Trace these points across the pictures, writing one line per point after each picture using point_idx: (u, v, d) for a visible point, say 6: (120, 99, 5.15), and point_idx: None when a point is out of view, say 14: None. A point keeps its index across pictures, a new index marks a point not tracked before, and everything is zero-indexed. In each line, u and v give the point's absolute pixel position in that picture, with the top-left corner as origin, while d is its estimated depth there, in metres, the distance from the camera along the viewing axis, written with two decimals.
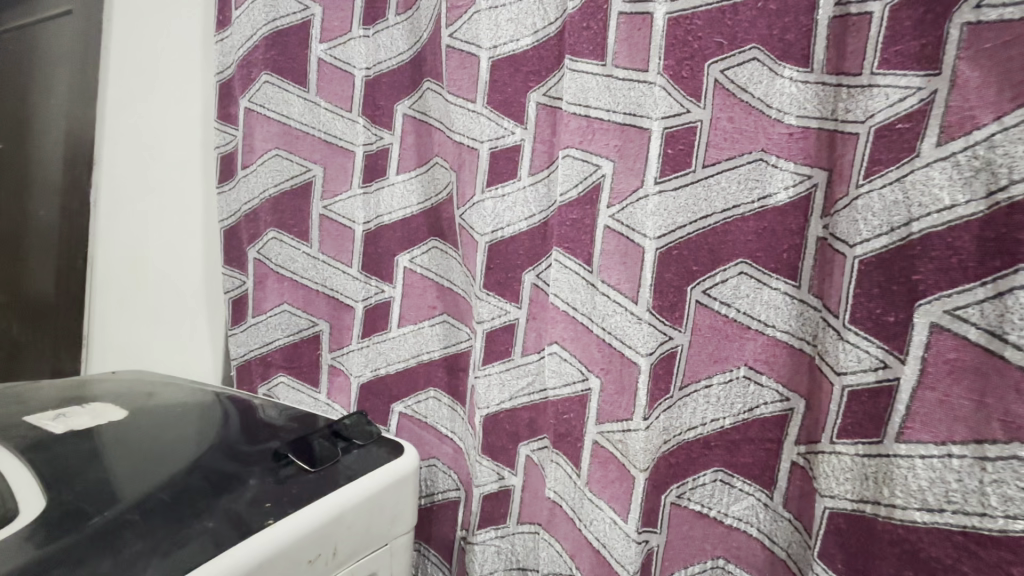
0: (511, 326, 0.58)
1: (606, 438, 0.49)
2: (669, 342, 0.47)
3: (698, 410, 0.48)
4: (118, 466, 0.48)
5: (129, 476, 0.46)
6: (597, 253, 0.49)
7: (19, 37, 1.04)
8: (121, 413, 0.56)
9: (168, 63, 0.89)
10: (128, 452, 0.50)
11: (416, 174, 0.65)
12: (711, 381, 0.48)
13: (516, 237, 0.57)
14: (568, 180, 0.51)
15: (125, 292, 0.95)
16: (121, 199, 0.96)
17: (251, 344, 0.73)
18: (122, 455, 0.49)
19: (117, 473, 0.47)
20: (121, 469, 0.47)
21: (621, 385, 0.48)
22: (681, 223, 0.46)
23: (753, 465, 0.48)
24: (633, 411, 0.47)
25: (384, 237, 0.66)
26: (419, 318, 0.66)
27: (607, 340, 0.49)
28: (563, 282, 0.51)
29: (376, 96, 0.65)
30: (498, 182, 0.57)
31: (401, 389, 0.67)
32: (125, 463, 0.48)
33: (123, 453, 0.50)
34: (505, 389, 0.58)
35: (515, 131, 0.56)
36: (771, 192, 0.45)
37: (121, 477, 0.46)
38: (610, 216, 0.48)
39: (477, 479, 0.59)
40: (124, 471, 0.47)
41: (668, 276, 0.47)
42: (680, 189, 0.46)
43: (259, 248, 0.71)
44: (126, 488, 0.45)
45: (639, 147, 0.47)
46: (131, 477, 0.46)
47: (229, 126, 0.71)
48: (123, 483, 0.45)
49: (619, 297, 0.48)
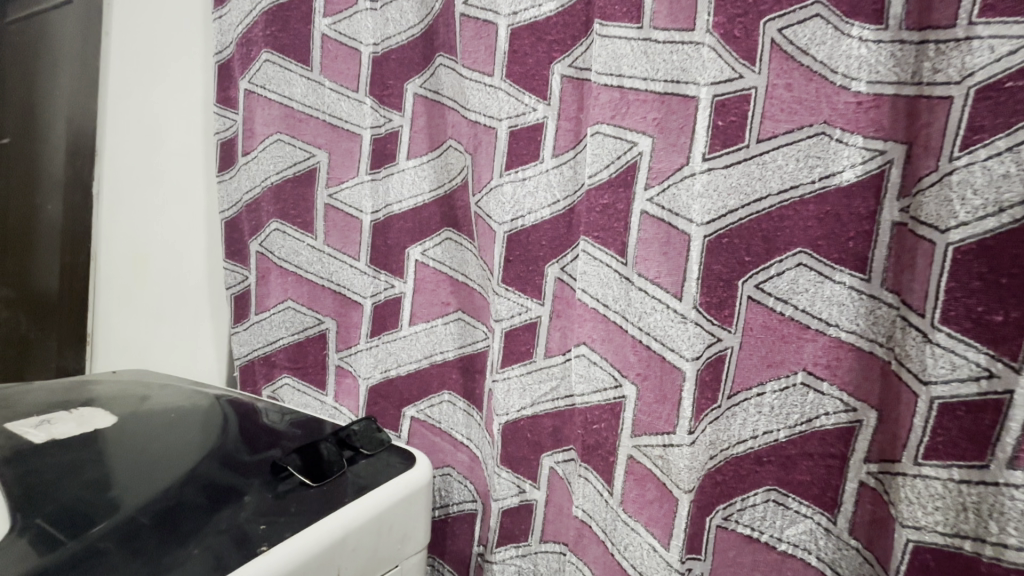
0: (532, 325, 0.52)
1: (644, 453, 0.43)
2: (716, 343, 0.41)
3: (748, 422, 0.42)
4: (108, 479, 0.43)
5: (119, 491, 0.42)
6: (632, 242, 0.44)
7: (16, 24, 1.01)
8: (111, 420, 0.52)
9: (167, 46, 0.85)
10: (119, 464, 0.46)
11: (427, 158, 0.60)
12: (763, 389, 0.42)
13: (538, 226, 0.51)
14: (597, 160, 0.45)
15: (128, 288, 0.91)
16: (124, 191, 0.92)
17: (254, 344, 0.69)
18: (113, 467, 0.45)
19: (106, 487, 0.42)
20: (111, 483, 0.43)
21: (660, 393, 0.42)
22: (731, 207, 0.40)
23: (812, 485, 0.42)
24: (675, 423, 0.41)
25: (394, 228, 0.61)
26: (432, 315, 0.61)
27: (644, 341, 0.43)
28: (592, 276, 0.45)
29: (384, 74, 0.60)
30: (518, 165, 0.51)
31: (414, 392, 0.62)
32: (116, 475, 0.44)
33: (113, 464, 0.45)
34: (527, 394, 0.52)
35: (537, 108, 0.50)
36: (836, 170, 0.39)
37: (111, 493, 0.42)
38: (648, 199, 0.42)
39: (495, 493, 0.54)
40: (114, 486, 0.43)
41: (716, 268, 0.41)
42: (730, 167, 0.40)
43: (262, 240, 0.66)
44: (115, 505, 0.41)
45: (683, 119, 0.41)
46: (122, 492, 0.42)
47: (228, 110, 0.66)
48: (113, 499, 0.41)
49: (659, 292, 0.42)
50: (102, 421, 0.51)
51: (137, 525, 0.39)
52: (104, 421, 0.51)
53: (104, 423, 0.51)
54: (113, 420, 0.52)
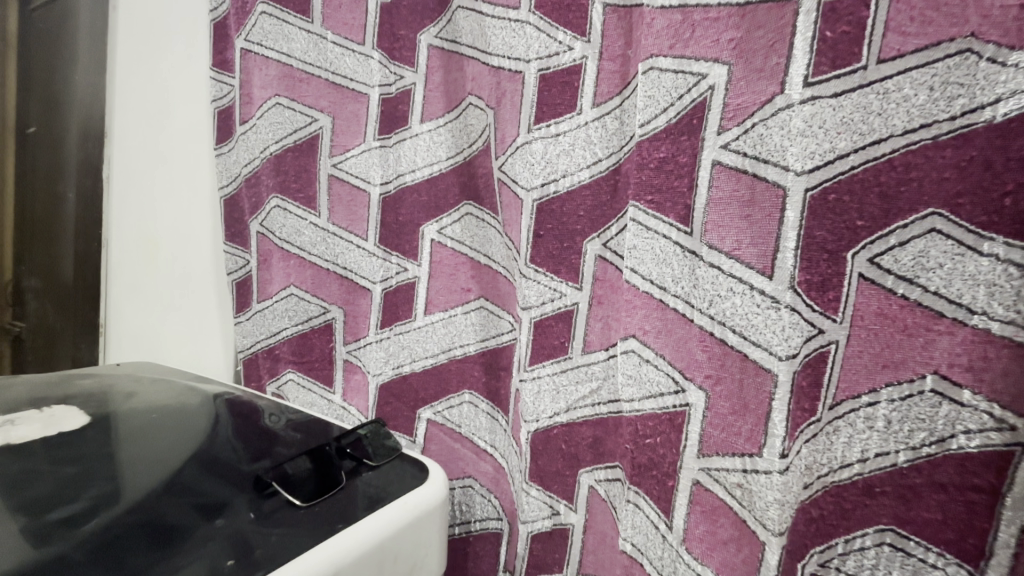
0: (568, 315, 0.43)
1: (715, 480, 0.33)
2: (817, 337, 0.32)
3: (856, 443, 0.32)
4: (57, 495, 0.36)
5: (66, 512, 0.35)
6: (700, 205, 0.33)
7: None
8: (83, 420, 0.45)
9: (169, 15, 0.78)
10: (78, 473, 0.39)
11: (443, 120, 0.51)
12: (876, 397, 0.31)
13: (575, 193, 0.41)
14: (650, 104, 0.35)
15: (138, 276, 0.87)
16: (132, 174, 0.87)
17: (257, 336, 0.62)
18: (68, 480, 0.38)
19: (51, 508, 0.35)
20: (55, 501, 0.36)
21: (738, 401, 0.33)
22: (841, 150, 0.29)
23: (946, 526, 0.30)
24: (761, 442, 0.32)
25: (407, 202, 0.53)
26: (450, 304, 0.52)
27: (715, 333, 0.33)
28: (644, 252, 0.35)
29: (394, 23, 0.51)
30: (551, 117, 0.42)
31: (430, 392, 0.54)
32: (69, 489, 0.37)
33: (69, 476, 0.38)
34: (561, 397, 0.43)
35: (573, 46, 0.41)
36: (984, 103, 0.27)
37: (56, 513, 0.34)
38: (723, 146, 0.32)
39: (524, 514, 0.46)
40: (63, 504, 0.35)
41: (818, 235, 0.31)
42: (841, 97, 0.29)
43: (263, 219, 0.60)
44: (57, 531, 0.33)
45: (772, 34, 0.31)
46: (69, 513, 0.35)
47: (224, 74, 0.60)
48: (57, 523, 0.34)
49: (737, 269, 0.32)
50: (74, 420, 0.45)
51: (75, 559, 0.31)
52: (75, 421, 0.45)
53: (74, 423, 0.45)
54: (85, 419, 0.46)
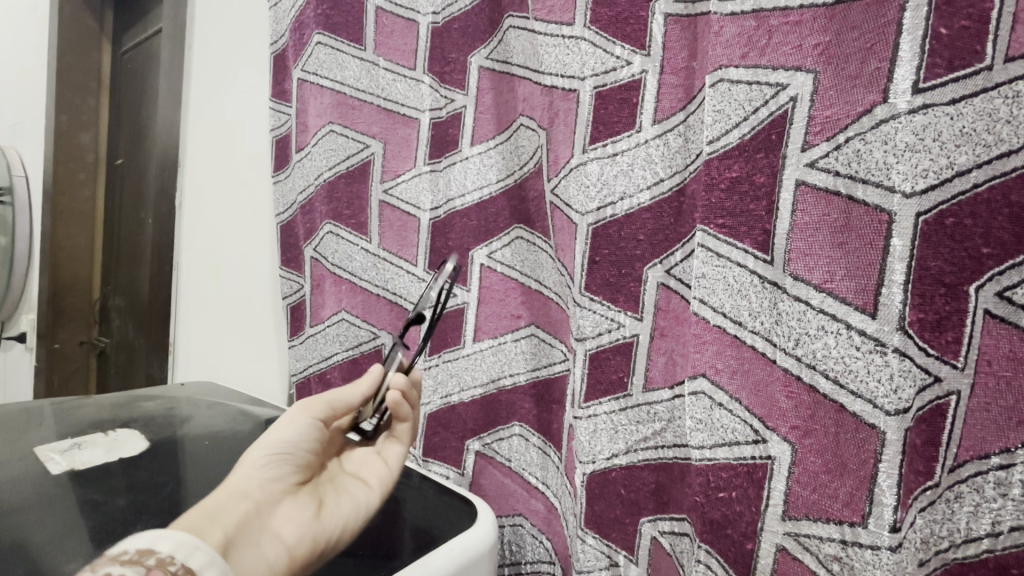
0: (626, 347, 0.39)
1: (806, 549, 0.29)
2: (933, 386, 0.26)
3: (983, 514, 0.26)
4: (244, 482, 0.36)
5: (239, 515, 0.34)
6: (782, 230, 0.30)
7: (135, 53, 1.09)
8: (392, 395, 0.42)
9: (237, 49, 0.82)
10: (297, 470, 0.39)
11: (494, 143, 0.49)
12: (1011, 459, 0.26)
13: (634, 216, 0.38)
14: (719, 120, 0.31)
15: (204, 297, 0.91)
16: (201, 201, 0.92)
17: (310, 359, 0.62)
18: (280, 475, 0.38)
19: (233, 496, 0.35)
20: (285, 525, 0.36)
21: (834, 458, 0.28)
22: (960, 165, 0.25)
23: None
24: (865, 512, 0.27)
25: (456, 227, 0.51)
26: (499, 331, 0.50)
27: (804, 378, 0.29)
28: (715, 281, 0.31)
29: (445, 47, 0.50)
30: (607, 136, 0.39)
31: (480, 423, 0.52)
32: (258, 489, 0.36)
33: (275, 459, 0.38)
34: (619, 438, 0.40)
35: (632, 61, 0.38)
36: None
37: (261, 532, 0.35)
38: (809, 163, 0.28)
39: (580, 564, 0.42)
40: (292, 542, 0.36)
41: (933, 266, 0.26)
42: (960, 103, 0.24)
43: (316, 245, 0.60)
44: (235, 537, 0.33)
45: (870, 34, 0.26)
46: (248, 516, 0.35)
47: (283, 104, 0.63)
48: (218, 514, 0.34)
49: (830, 305, 0.28)
50: (411, 423, 0.46)
51: None
52: (411, 421, 0.45)
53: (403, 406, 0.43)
54: (407, 381, 0.43)
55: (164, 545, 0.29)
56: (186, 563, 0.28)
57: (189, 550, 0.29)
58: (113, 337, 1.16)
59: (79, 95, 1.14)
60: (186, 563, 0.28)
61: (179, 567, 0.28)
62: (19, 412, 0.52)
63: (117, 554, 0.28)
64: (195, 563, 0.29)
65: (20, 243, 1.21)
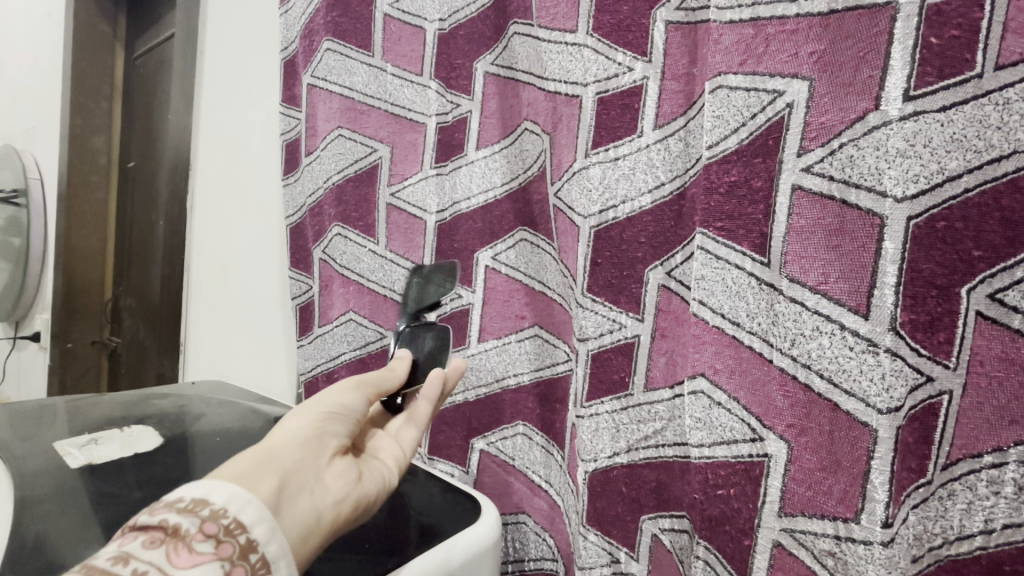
0: (627, 347, 0.40)
1: (802, 544, 0.29)
2: (924, 386, 0.27)
3: (976, 511, 0.27)
4: (291, 428, 0.30)
5: (293, 459, 0.28)
6: (779, 233, 0.30)
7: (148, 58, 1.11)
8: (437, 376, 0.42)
9: (248, 54, 0.84)
10: (347, 430, 0.33)
11: (499, 147, 0.50)
12: (1004, 458, 0.26)
13: (636, 218, 0.39)
14: (718, 125, 0.32)
15: (214, 297, 0.93)
16: (212, 203, 0.94)
17: (319, 358, 0.64)
18: (332, 428, 0.32)
19: (284, 441, 0.29)
20: (334, 481, 0.30)
21: (828, 455, 0.29)
22: (950, 171, 0.25)
23: None
24: (858, 508, 0.27)
25: (462, 229, 0.52)
26: (504, 331, 0.51)
27: (799, 377, 0.29)
28: (712, 283, 0.32)
29: (452, 52, 0.52)
30: (609, 141, 0.40)
31: (484, 421, 0.53)
32: (309, 437, 0.30)
33: (326, 410, 0.33)
34: (620, 436, 0.40)
35: (633, 67, 0.39)
36: None
37: (315, 482, 0.28)
38: (805, 168, 0.29)
39: (581, 560, 0.43)
40: (341, 501, 0.30)
41: (925, 268, 0.27)
42: (950, 110, 0.25)
43: (325, 247, 0.62)
44: (287, 484, 0.27)
45: (863, 43, 0.27)
46: (302, 462, 0.28)
47: (293, 108, 0.64)
48: (269, 458, 0.27)
49: (825, 306, 0.28)
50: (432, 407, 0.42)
51: None
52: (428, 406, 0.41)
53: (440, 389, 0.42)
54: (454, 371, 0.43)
55: (217, 495, 0.24)
56: (239, 518, 0.23)
57: (243, 503, 0.24)
58: (125, 336, 1.18)
59: (92, 99, 1.16)
60: (239, 518, 0.23)
61: (230, 522, 0.23)
62: (36, 408, 0.54)
63: (169, 502, 0.24)
64: (246, 518, 0.24)
65: (34, 244, 1.23)
